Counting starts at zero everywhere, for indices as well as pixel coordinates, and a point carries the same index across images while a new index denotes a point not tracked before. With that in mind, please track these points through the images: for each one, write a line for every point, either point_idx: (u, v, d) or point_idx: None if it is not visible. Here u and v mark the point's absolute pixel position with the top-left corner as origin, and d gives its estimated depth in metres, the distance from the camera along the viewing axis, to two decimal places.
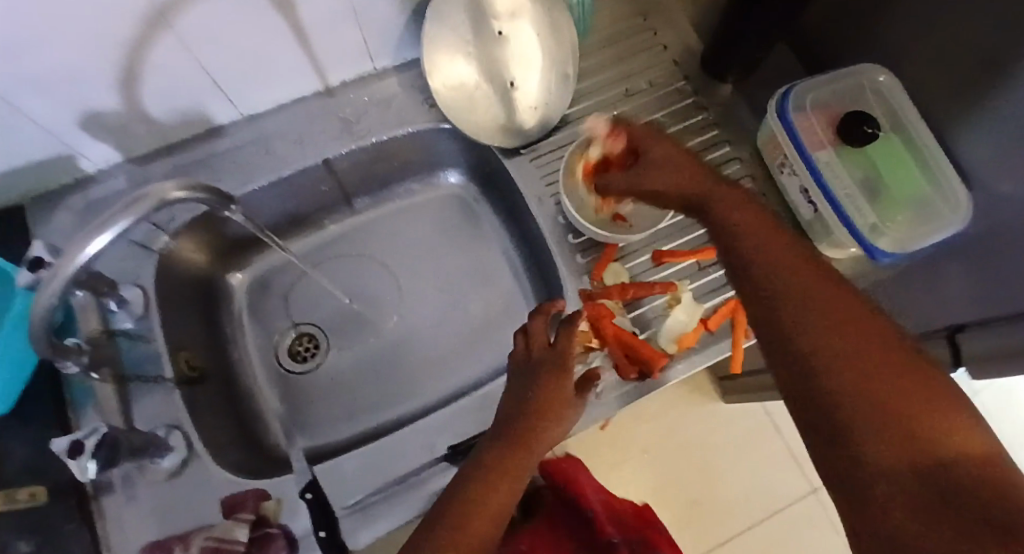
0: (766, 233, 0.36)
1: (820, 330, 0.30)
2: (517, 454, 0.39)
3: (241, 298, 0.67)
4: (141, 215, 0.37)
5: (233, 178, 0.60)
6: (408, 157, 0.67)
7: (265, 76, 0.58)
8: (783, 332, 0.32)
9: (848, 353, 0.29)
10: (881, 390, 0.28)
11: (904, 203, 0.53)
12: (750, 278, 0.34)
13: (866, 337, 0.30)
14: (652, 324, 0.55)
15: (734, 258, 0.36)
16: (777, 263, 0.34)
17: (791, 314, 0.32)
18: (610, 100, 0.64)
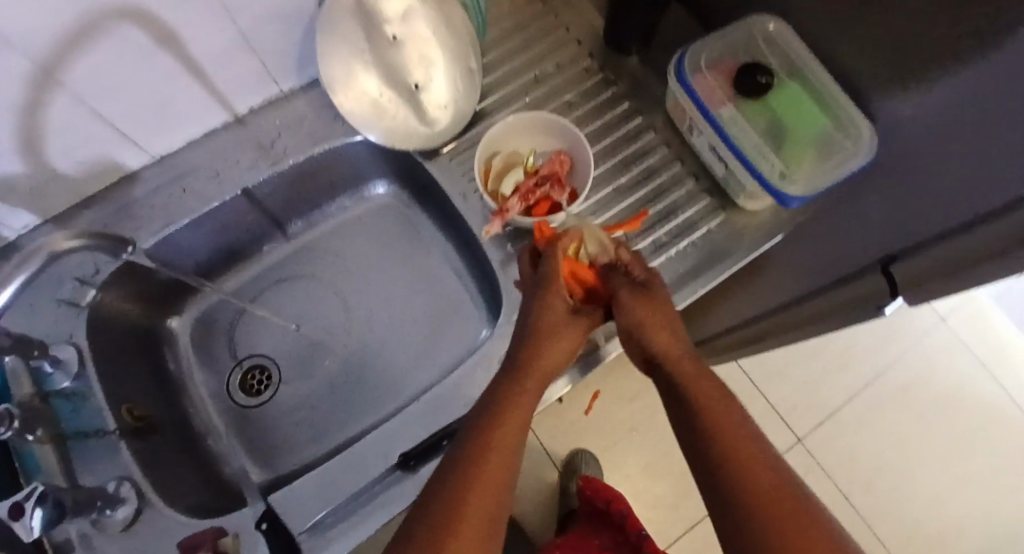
0: (709, 388, 0.38)
1: (756, 486, 0.32)
2: (506, 416, 0.37)
3: (186, 340, 0.67)
4: (33, 270, 0.37)
5: (153, 223, 0.59)
6: (330, 174, 0.67)
7: (168, 116, 0.57)
8: (715, 462, 0.34)
9: (774, 505, 0.31)
10: (783, 523, 0.30)
11: (811, 144, 0.55)
12: (692, 416, 0.37)
13: (770, 477, 0.32)
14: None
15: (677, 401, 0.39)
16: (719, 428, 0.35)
17: (728, 467, 0.33)
18: (521, 88, 0.64)
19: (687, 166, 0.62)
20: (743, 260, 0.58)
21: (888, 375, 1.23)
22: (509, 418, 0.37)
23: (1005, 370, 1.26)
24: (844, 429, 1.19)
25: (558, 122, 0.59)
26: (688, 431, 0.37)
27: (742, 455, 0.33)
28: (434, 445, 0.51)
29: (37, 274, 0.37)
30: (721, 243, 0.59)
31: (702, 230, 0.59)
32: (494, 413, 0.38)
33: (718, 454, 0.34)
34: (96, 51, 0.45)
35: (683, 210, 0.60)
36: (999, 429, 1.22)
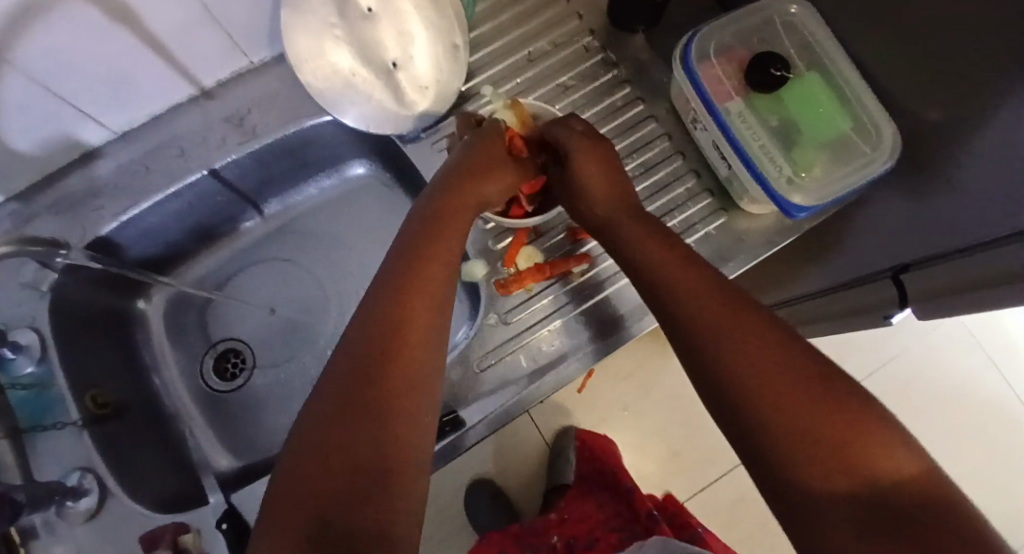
0: (720, 306, 0.36)
1: (750, 368, 0.32)
2: (413, 285, 0.37)
3: (159, 322, 0.65)
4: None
5: (118, 203, 0.56)
6: (307, 153, 0.63)
7: (129, 91, 0.53)
8: (733, 392, 0.32)
9: (799, 407, 0.29)
10: (812, 422, 0.29)
11: (825, 148, 0.49)
12: (682, 321, 0.37)
13: (796, 378, 0.30)
14: (560, 309, 0.54)
15: (669, 309, 0.38)
16: (715, 318, 0.35)
17: (722, 352, 0.33)
18: (511, 68, 0.59)
19: (688, 162, 0.57)
20: (741, 269, 0.54)
21: None
22: (407, 303, 0.36)
23: None
24: None
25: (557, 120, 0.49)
26: (682, 339, 0.36)
27: (758, 372, 0.31)
28: None
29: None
30: (718, 248, 0.55)
31: (700, 233, 0.55)
32: (391, 332, 0.34)
33: (732, 378, 0.32)
34: (47, 31, 0.42)
35: (680, 210, 0.56)
36: None
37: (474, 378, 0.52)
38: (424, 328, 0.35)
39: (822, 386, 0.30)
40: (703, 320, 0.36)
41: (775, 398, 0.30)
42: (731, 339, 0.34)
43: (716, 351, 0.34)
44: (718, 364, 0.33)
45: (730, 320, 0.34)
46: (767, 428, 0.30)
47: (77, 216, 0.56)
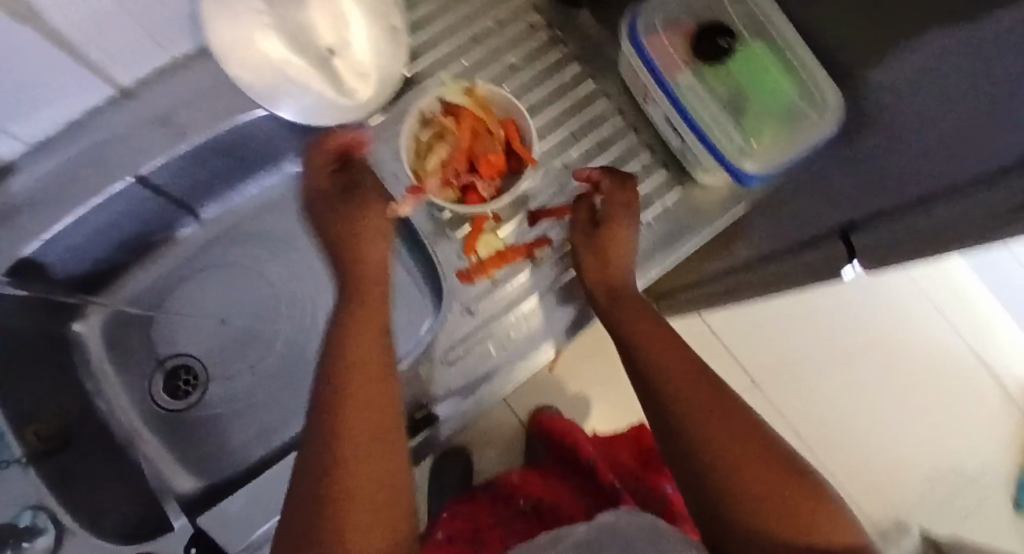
0: (694, 378, 0.40)
1: (722, 438, 0.35)
2: (362, 330, 0.39)
3: (98, 343, 0.62)
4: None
5: (36, 218, 0.51)
6: (245, 151, 0.59)
7: (36, 97, 0.48)
8: (696, 446, 0.35)
9: (759, 477, 0.33)
10: (770, 489, 0.33)
11: (773, 115, 0.50)
12: (660, 386, 0.40)
13: (754, 450, 0.34)
14: (525, 295, 0.53)
15: (646, 378, 0.41)
16: (692, 389, 0.38)
17: (696, 420, 0.36)
18: (455, 49, 0.56)
19: (642, 138, 0.57)
20: (700, 240, 0.54)
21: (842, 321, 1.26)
22: (356, 353, 0.37)
23: None
24: None
25: (513, 103, 0.49)
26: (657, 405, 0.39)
27: (726, 439, 0.35)
28: None
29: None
30: (676, 222, 0.55)
31: (657, 208, 0.55)
32: (348, 362, 0.36)
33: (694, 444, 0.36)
34: None
35: (637, 186, 0.56)
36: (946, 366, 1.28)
37: (442, 372, 0.51)
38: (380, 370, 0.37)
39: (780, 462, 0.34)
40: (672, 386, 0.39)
41: (742, 464, 0.34)
42: (700, 403, 0.37)
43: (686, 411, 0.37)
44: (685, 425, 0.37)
45: (701, 389, 0.38)
46: (730, 493, 0.33)
47: None
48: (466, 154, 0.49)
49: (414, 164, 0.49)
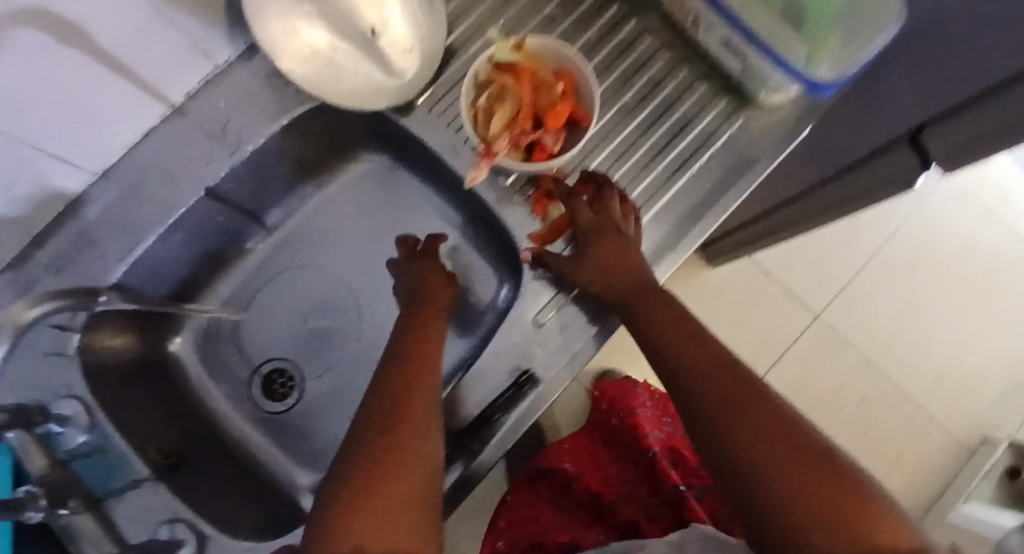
0: (729, 382, 0.38)
1: (756, 440, 0.35)
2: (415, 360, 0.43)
3: (193, 359, 0.64)
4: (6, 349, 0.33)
5: (121, 246, 0.53)
6: (299, 151, 0.60)
7: (98, 124, 0.49)
8: (742, 459, 0.35)
9: (807, 486, 0.32)
10: (817, 499, 0.32)
11: (836, 18, 0.47)
12: (691, 389, 0.39)
13: (795, 452, 0.34)
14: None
15: (675, 378, 0.40)
16: (722, 388, 0.38)
17: (726, 425, 0.36)
18: (492, 9, 0.55)
19: (695, 69, 0.55)
20: (772, 164, 0.53)
21: (895, 239, 1.23)
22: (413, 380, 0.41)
23: (1010, 210, 1.27)
24: (859, 297, 1.21)
25: (564, 47, 0.49)
26: (688, 405, 0.39)
27: (765, 450, 0.34)
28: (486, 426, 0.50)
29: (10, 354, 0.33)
30: (742, 150, 0.54)
31: (722, 138, 0.54)
32: (401, 386, 0.40)
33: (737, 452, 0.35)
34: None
35: (698, 120, 0.55)
36: (1008, 267, 1.24)
37: (536, 334, 0.52)
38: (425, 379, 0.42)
39: (820, 462, 0.33)
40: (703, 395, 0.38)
41: (785, 475, 0.33)
42: (736, 409, 0.36)
43: (722, 423, 0.36)
44: (721, 440, 0.36)
45: (732, 395, 0.37)
46: (781, 505, 0.32)
47: (81, 269, 0.52)
48: (525, 114, 0.50)
49: (481, 131, 0.51)
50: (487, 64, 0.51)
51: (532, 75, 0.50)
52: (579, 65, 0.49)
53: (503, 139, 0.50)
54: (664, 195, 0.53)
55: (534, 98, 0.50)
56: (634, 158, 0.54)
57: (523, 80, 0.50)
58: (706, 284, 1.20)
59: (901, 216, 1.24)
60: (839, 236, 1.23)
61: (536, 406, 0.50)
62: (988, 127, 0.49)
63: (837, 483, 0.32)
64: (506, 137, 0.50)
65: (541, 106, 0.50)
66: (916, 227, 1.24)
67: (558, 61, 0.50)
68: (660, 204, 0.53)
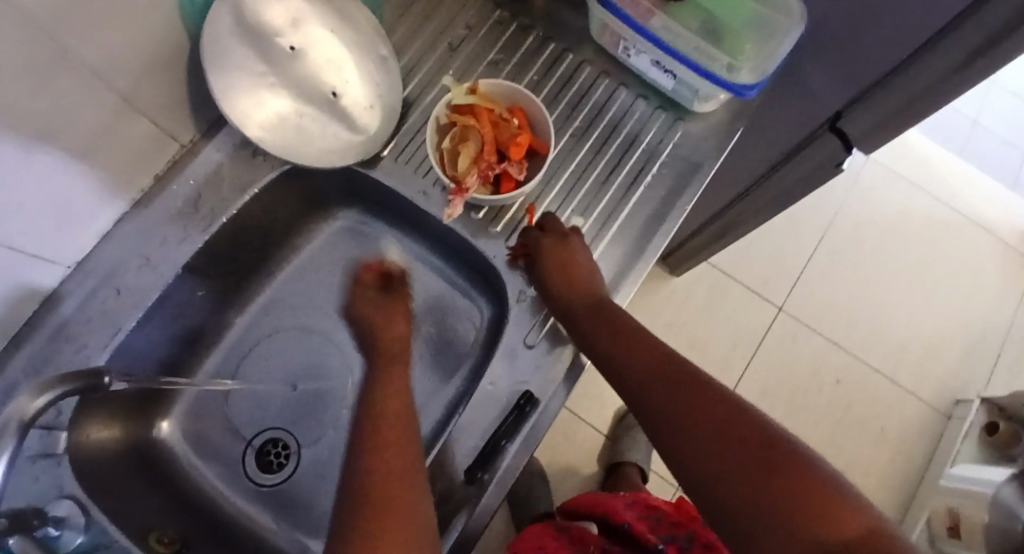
0: (695, 397, 0.40)
1: (712, 440, 0.36)
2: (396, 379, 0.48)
3: (182, 442, 0.62)
4: (14, 445, 0.33)
5: (100, 334, 0.52)
6: (272, 217, 0.61)
7: (70, 217, 0.49)
8: (702, 467, 0.36)
9: (768, 486, 0.33)
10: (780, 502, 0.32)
11: (746, 29, 0.54)
12: (653, 403, 0.41)
13: (751, 454, 0.35)
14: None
15: (637, 395, 0.43)
16: (682, 397, 0.40)
17: (686, 430, 0.38)
18: (440, 62, 0.60)
19: (632, 90, 0.61)
20: (716, 165, 0.58)
21: (836, 223, 1.32)
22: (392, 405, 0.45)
23: (931, 183, 1.38)
24: (817, 283, 1.29)
25: (511, 84, 0.54)
26: (653, 417, 0.41)
27: (729, 454, 0.35)
28: (492, 452, 0.50)
29: (17, 451, 0.33)
30: (688, 156, 0.59)
31: (668, 148, 0.59)
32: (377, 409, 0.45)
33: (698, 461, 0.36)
34: None
35: (643, 135, 0.59)
36: (941, 232, 1.35)
37: (529, 356, 0.53)
38: (403, 436, 0.43)
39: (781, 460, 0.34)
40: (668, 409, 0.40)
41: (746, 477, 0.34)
42: (697, 420, 0.38)
43: (687, 431, 0.38)
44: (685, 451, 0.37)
45: (695, 405, 0.39)
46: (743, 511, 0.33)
47: (61, 365, 0.51)
48: (489, 146, 0.53)
49: (449, 170, 0.54)
50: (445, 108, 0.55)
51: (488, 111, 0.54)
52: (529, 98, 0.53)
53: (471, 174, 0.53)
54: (626, 206, 0.57)
55: (494, 132, 0.54)
56: (592, 177, 0.58)
57: (481, 117, 0.54)
58: (674, 293, 1.25)
59: (837, 202, 1.34)
60: (786, 229, 1.31)
61: (540, 428, 0.51)
62: (888, 112, 0.59)
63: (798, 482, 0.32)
64: (472, 172, 0.53)
65: (501, 138, 0.54)
66: (851, 210, 1.34)
67: (509, 96, 0.55)
68: (624, 214, 0.57)
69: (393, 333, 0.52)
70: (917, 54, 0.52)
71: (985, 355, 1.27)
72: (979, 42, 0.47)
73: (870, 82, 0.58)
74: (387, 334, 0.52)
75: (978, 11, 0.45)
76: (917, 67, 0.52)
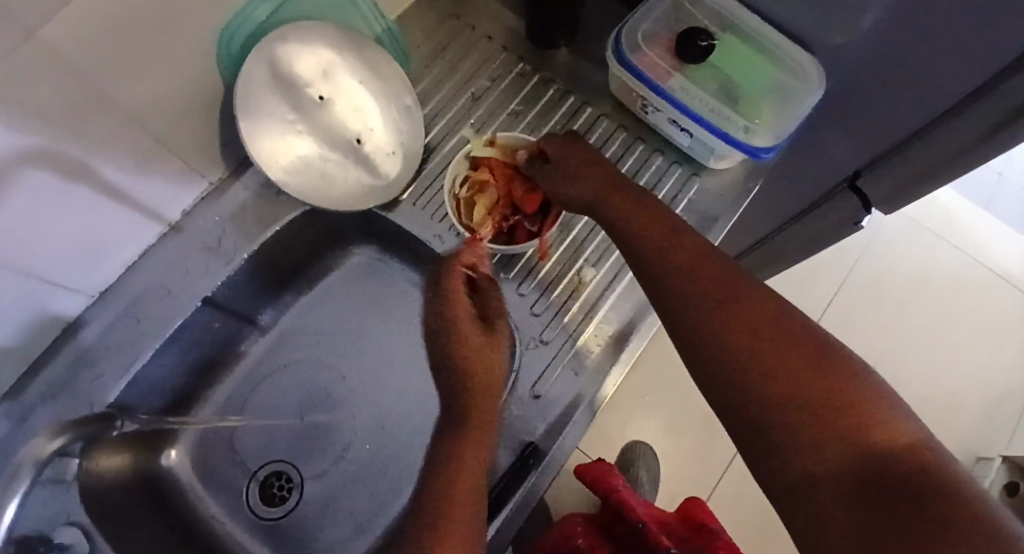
0: (731, 303, 0.40)
1: (763, 351, 0.37)
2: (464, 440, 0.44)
3: (188, 472, 0.62)
4: None
5: (117, 364, 0.53)
6: (290, 253, 0.63)
7: (98, 251, 0.51)
8: (741, 377, 0.37)
9: (804, 404, 0.34)
10: (819, 413, 0.33)
11: (765, 92, 0.55)
12: (697, 325, 0.40)
13: (792, 364, 0.36)
14: (586, 315, 0.56)
15: (677, 288, 0.42)
16: (732, 299, 0.40)
17: (724, 338, 0.38)
18: (462, 111, 0.61)
19: (649, 145, 0.62)
20: (731, 222, 0.59)
21: (854, 272, 1.30)
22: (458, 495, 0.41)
23: (955, 234, 1.37)
24: (833, 331, 1.27)
25: (524, 137, 0.55)
26: (696, 303, 0.41)
27: (769, 365, 0.36)
28: (491, 505, 0.50)
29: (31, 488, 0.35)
30: (703, 212, 0.59)
31: (683, 203, 0.60)
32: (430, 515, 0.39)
33: (736, 370, 0.37)
34: (14, 204, 0.40)
35: (659, 189, 0.60)
36: (964, 285, 1.32)
37: (534, 406, 0.54)
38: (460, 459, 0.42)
39: (824, 373, 0.35)
40: (708, 317, 0.40)
41: (789, 389, 0.35)
42: (736, 329, 0.38)
43: (724, 338, 0.38)
44: (721, 359, 0.38)
45: (737, 315, 0.39)
46: (783, 420, 0.34)
47: (78, 392, 0.52)
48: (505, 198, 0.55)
49: (466, 219, 0.55)
50: (463, 159, 0.56)
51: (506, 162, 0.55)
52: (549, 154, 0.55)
53: (487, 224, 0.54)
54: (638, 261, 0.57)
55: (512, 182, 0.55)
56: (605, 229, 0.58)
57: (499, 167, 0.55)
58: None
59: (856, 250, 1.33)
60: (803, 275, 1.30)
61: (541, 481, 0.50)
62: (904, 175, 0.59)
63: (832, 394, 0.34)
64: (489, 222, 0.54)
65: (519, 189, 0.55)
66: (870, 258, 1.32)
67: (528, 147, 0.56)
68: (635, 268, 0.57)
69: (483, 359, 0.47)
70: (937, 122, 0.52)
71: (1009, 415, 1.23)
72: (998, 115, 0.48)
73: (899, 139, 0.57)
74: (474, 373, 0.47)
75: (997, 86, 0.45)
76: (938, 134, 0.53)
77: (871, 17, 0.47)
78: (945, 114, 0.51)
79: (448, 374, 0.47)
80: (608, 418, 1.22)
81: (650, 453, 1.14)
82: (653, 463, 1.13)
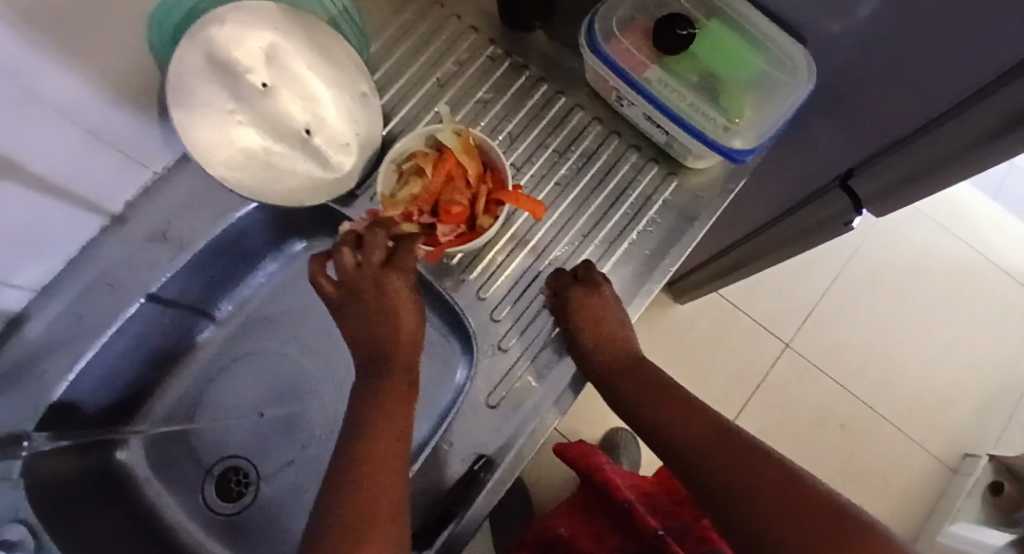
0: (723, 436, 0.41)
1: (740, 464, 0.38)
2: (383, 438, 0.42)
3: (143, 466, 0.62)
4: None
5: (61, 360, 0.52)
6: (241, 248, 0.60)
7: (37, 246, 0.49)
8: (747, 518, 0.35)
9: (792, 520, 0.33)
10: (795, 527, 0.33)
11: (746, 88, 0.51)
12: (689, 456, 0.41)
13: (789, 499, 0.35)
14: (542, 335, 0.53)
15: (670, 444, 0.43)
16: (719, 450, 0.40)
17: (721, 476, 0.38)
18: (425, 98, 0.57)
19: (625, 139, 0.58)
20: (708, 223, 0.55)
21: (852, 260, 1.27)
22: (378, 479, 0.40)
23: (960, 224, 1.32)
24: (826, 321, 1.24)
25: (502, 165, 0.51)
26: (693, 471, 0.40)
27: (764, 491, 0.36)
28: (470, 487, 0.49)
29: None
30: (680, 211, 0.56)
31: (658, 203, 0.56)
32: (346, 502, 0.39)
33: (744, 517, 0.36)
34: None
35: (633, 187, 0.56)
36: (967, 277, 1.28)
37: (491, 417, 0.50)
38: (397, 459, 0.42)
39: (823, 505, 0.34)
40: (705, 462, 0.40)
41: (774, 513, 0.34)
42: (730, 470, 0.38)
43: (715, 479, 0.39)
44: (730, 506, 0.37)
45: (727, 447, 0.40)
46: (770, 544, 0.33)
47: (20, 389, 0.51)
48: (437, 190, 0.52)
49: (389, 188, 0.52)
50: (423, 137, 0.53)
51: (459, 159, 0.52)
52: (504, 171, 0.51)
53: (397, 207, 0.51)
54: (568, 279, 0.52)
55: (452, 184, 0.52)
56: (573, 230, 0.55)
57: (446, 169, 0.52)
58: (674, 321, 1.21)
59: (855, 238, 1.29)
60: (799, 262, 1.26)
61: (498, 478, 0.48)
62: (893, 179, 0.55)
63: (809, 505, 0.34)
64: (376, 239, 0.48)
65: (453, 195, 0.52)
66: (869, 248, 1.28)
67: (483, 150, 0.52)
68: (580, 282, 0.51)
69: (403, 335, 0.47)
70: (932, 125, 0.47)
71: (1000, 411, 1.21)
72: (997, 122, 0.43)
73: (889, 143, 0.53)
74: (398, 330, 0.47)
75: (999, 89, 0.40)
76: (930, 138, 0.48)
77: (869, 6, 0.41)
78: (944, 116, 0.46)
79: (367, 325, 0.47)
80: (592, 403, 1.20)
81: (631, 439, 1.13)
82: (634, 449, 1.12)
